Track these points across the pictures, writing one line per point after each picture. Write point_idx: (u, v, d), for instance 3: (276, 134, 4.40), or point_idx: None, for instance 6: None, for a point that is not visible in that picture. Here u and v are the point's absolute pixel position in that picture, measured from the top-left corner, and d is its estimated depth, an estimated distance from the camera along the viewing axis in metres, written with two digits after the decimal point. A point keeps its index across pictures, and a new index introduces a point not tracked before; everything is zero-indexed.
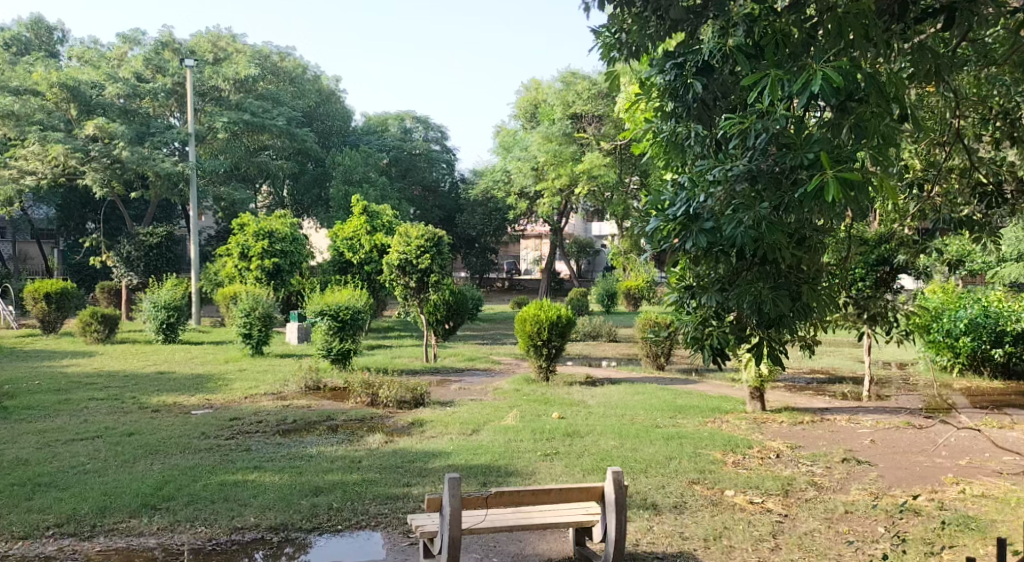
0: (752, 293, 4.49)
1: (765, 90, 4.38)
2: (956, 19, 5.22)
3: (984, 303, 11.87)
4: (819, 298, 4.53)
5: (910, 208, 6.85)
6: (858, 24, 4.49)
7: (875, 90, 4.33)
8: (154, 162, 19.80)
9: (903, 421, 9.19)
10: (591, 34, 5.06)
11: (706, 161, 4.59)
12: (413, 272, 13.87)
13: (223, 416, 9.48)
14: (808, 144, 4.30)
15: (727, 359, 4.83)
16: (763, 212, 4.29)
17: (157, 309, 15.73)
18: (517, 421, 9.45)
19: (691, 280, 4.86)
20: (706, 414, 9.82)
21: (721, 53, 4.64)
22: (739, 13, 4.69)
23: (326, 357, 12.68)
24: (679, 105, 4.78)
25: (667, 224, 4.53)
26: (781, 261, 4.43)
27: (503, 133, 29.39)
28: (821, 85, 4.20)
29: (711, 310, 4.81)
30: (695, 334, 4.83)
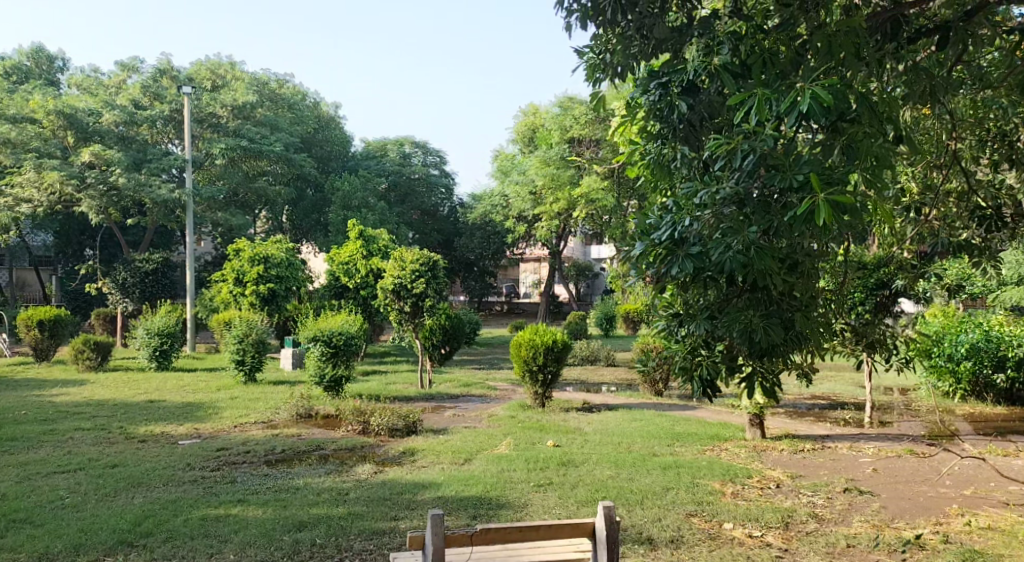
0: (741, 321, 4.34)
1: (752, 111, 4.27)
2: (951, 39, 5.13)
3: (986, 327, 11.68)
4: (813, 327, 4.37)
5: (906, 232, 6.71)
6: (847, 42, 4.39)
7: (867, 111, 4.21)
8: (151, 188, 19.52)
9: (905, 449, 9.00)
10: (575, 55, 4.99)
11: (692, 184, 4.43)
12: (407, 297, 13.70)
13: (211, 447, 9.29)
14: (796, 166, 4.17)
15: (717, 392, 4.66)
16: (752, 237, 4.16)
17: (150, 336, 15.54)
18: (511, 449, 9.25)
19: (680, 307, 4.71)
20: (705, 441, 9.62)
21: (707, 72, 4.52)
22: (724, 31, 4.57)
23: (319, 384, 12.47)
24: (665, 126, 4.64)
25: (653, 248, 4.42)
26: (771, 287, 4.28)
27: (502, 157, 29.29)
28: (810, 105, 4.08)
29: (700, 340, 4.65)
30: (683, 364, 4.69)
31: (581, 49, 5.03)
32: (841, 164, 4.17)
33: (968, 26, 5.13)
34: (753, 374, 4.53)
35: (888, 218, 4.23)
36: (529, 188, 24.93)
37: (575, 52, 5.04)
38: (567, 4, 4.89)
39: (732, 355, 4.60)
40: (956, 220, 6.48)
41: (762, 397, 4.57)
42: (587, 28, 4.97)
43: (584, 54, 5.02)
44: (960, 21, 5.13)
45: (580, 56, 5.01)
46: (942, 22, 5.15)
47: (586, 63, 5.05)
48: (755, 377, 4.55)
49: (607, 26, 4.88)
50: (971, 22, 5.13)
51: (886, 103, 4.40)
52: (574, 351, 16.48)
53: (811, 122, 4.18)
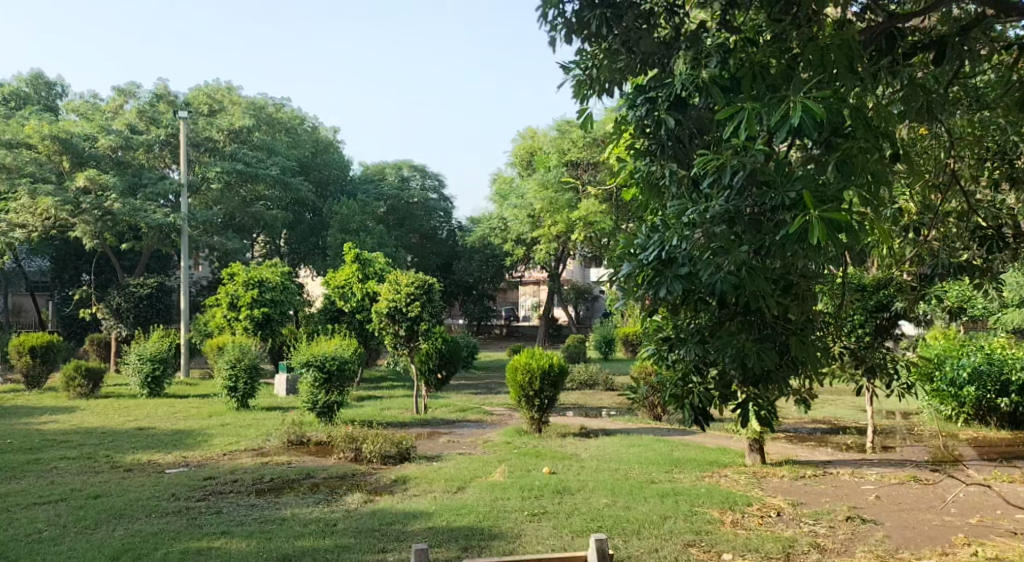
0: (734, 344, 4.19)
1: (741, 125, 4.12)
2: (947, 54, 5.00)
3: (988, 351, 11.50)
4: (809, 352, 4.20)
5: (905, 252, 6.55)
6: (839, 55, 4.25)
7: (862, 125, 4.07)
8: (146, 213, 19.36)
9: (908, 475, 8.79)
10: (561, 71, 4.86)
11: (680, 202, 4.29)
12: (403, 320, 13.53)
13: (198, 476, 9.08)
14: (789, 182, 4.03)
15: (710, 421, 4.46)
16: (743, 256, 4.02)
17: (143, 362, 15.36)
18: (506, 476, 9.04)
19: (671, 331, 4.54)
20: (703, 468, 9.42)
21: (694, 85, 4.36)
22: (712, 44, 4.44)
23: (311, 410, 12.28)
24: (653, 143, 4.53)
25: (640, 269, 4.27)
26: (765, 310, 4.13)
27: (499, 181, 29.19)
28: (803, 119, 3.94)
29: (691, 366, 4.46)
30: (674, 393, 4.48)
31: (567, 65, 4.89)
32: (835, 180, 4.02)
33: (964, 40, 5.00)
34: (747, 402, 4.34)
35: (887, 237, 4.07)
36: (527, 211, 24.84)
37: (560, 66, 4.89)
38: (550, 19, 4.77)
39: (727, 382, 4.40)
40: (956, 241, 6.30)
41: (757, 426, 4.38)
42: (572, 42, 4.84)
43: (569, 69, 4.88)
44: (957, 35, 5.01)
45: (565, 72, 4.86)
46: (937, 37, 5.03)
47: (572, 79, 4.91)
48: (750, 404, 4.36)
49: (592, 40, 4.75)
50: (968, 36, 5.00)
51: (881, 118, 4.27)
52: (573, 375, 16.29)
53: (803, 137, 4.02)
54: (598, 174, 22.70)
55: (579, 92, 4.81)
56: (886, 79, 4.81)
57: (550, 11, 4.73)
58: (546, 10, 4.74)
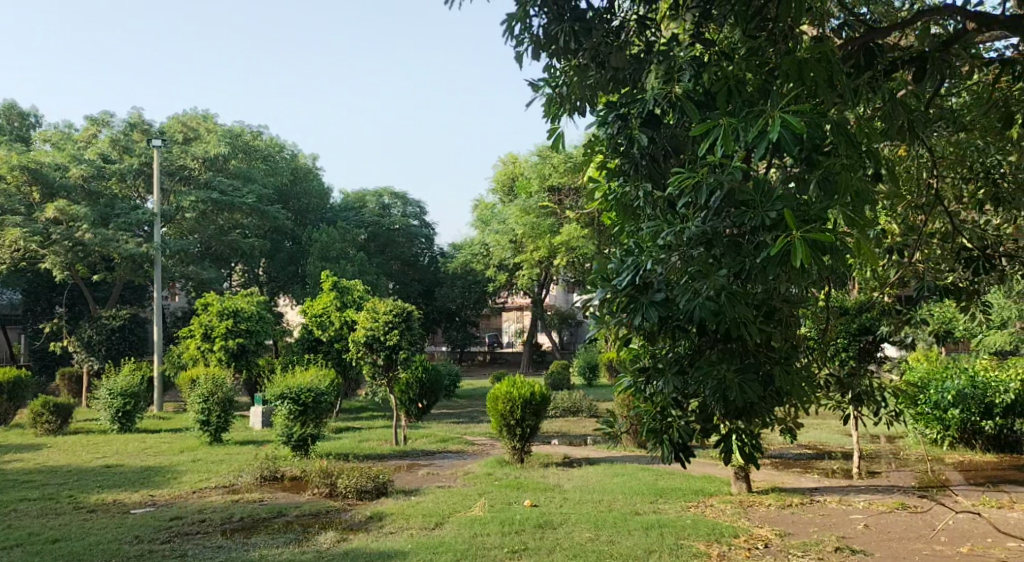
0: (715, 375, 3.96)
1: (717, 142, 3.90)
2: (927, 70, 4.69)
3: (972, 373, 11.33)
4: (794, 383, 3.99)
5: (888, 273, 6.30)
6: (820, 68, 4.02)
7: (845, 141, 3.84)
8: (118, 243, 18.94)
9: (897, 502, 8.55)
10: (530, 88, 4.63)
11: (654, 223, 4.03)
12: (380, 349, 13.18)
13: (163, 516, 8.74)
14: (769, 202, 3.78)
15: (692, 456, 4.18)
16: (721, 281, 3.79)
17: (113, 397, 14.98)
18: (485, 511, 8.71)
19: (647, 361, 4.27)
20: (688, 497, 9.14)
21: (666, 100, 4.15)
22: (684, 56, 4.22)
23: (286, 443, 11.91)
24: (626, 162, 4.31)
25: (614, 295, 4.03)
26: (747, 337, 3.91)
27: (480, 207, 28.97)
28: (783, 133, 3.74)
29: (670, 398, 4.18)
30: (652, 426, 4.20)
31: (535, 81, 4.66)
32: (818, 199, 3.77)
33: (945, 55, 4.71)
34: (731, 437, 4.08)
35: (875, 259, 3.84)
36: (509, 236, 24.62)
37: (528, 83, 4.66)
38: (516, 33, 4.53)
39: (708, 416, 4.12)
40: (941, 262, 6.07)
41: (741, 462, 4.12)
42: (541, 58, 4.61)
43: (538, 87, 4.65)
44: (938, 49, 4.70)
45: (534, 89, 4.63)
46: (916, 53, 4.72)
47: (541, 96, 4.68)
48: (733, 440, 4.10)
49: (561, 56, 4.53)
50: (949, 50, 4.71)
51: (864, 134, 4.06)
52: (555, 403, 15.98)
53: (781, 153, 3.83)
54: (579, 199, 22.47)
55: (551, 113, 4.57)
56: (867, 95, 4.42)
57: (516, 24, 4.50)
58: (511, 24, 4.52)
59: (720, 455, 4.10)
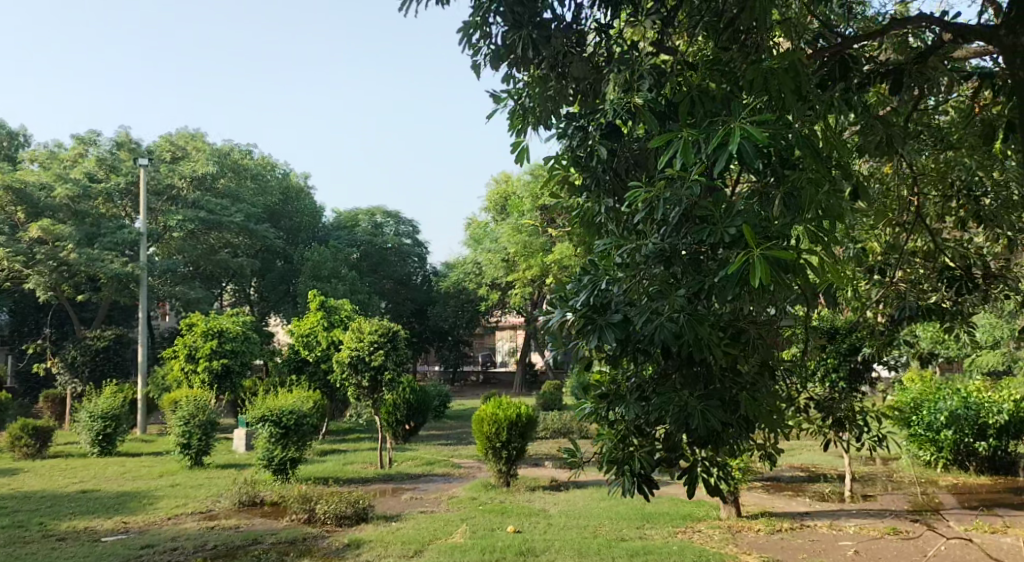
0: (676, 402, 3.79)
1: (676, 154, 3.71)
2: (904, 82, 4.49)
3: (965, 394, 11.13)
4: (762, 410, 3.82)
5: (872, 293, 6.12)
6: (786, 79, 3.79)
7: (811, 153, 3.66)
8: (103, 263, 18.67)
9: (889, 528, 8.35)
10: (491, 99, 4.50)
11: (611, 240, 3.93)
12: (365, 370, 12.93)
13: (135, 544, 8.51)
14: (730, 217, 3.64)
15: (655, 488, 3.97)
16: (680, 302, 3.63)
17: (94, 419, 14.74)
18: (466, 537, 8.47)
19: (610, 387, 4.10)
20: (675, 522, 8.91)
21: (627, 111, 4.00)
22: (645, 65, 4.08)
23: (267, 467, 11.65)
24: (589, 177, 4.18)
25: (572, 316, 3.83)
26: (711, 360, 3.73)
27: (473, 226, 28.74)
28: (743, 146, 3.53)
29: (632, 426, 4.02)
30: (613, 457, 4.02)
31: (498, 93, 4.51)
32: (782, 216, 3.63)
33: (922, 66, 4.50)
34: (695, 468, 3.88)
35: (840, 280, 3.64)
36: (501, 255, 24.40)
37: (490, 95, 4.51)
38: (474, 41, 4.43)
39: (672, 445, 3.91)
40: (924, 282, 5.86)
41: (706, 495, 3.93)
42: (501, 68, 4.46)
43: (501, 98, 4.49)
44: (914, 60, 4.49)
45: (496, 100, 4.47)
46: (894, 64, 4.54)
47: (504, 107, 4.53)
48: (698, 473, 3.90)
49: (521, 66, 4.37)
50: (926, 62, 4.51)
51: (832, 146, 3.86)
52: (546, 425, 15.71)
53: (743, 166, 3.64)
54: None
55: (516, 126, 4.40)
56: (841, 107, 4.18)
57: (475, 32, 4.39)
58: (469, 32, 4.42)
59: (684, 486, 3.91)
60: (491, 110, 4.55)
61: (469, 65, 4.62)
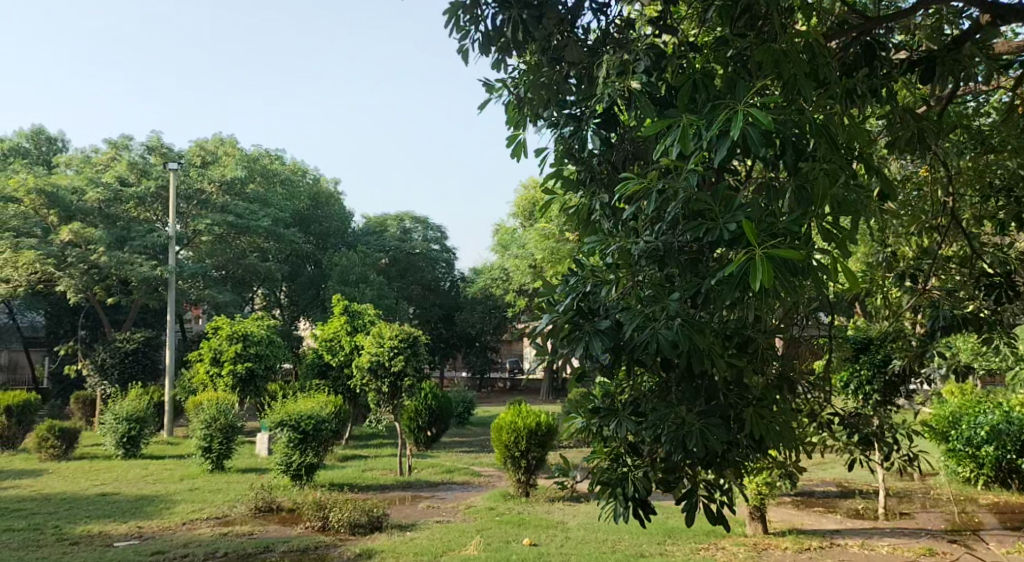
0: (675, 417, 3.53)
1: (673, 143, 3.46)
2: (936, 71, 4.15)
3: (1006, 408, 10.70)
4: (769, 426, 3.55)
5: (902, 302, 5.77)
6: (799, 62, 3.51)
7: (826, 142, 3.40)
8: (133, 266, 18.61)
9: (924, 548, 8.00)
10: (483, 87, 4.25)
11: (599, 238, 3.72)
12: (385, 376, 12.80)
13: (147, 550, 8.38)
14: (730, 211, 3.39)
15: (651, 513, 3.71)
16: (675, 306, 3.41)
17: (118, 422, 14.72)
18: (480, 550, 8.22)
19: (602, 401, 3.86)
20: (699, 538, 8.59)
21: (623, 96, 3.76)
22: (642, 47, 3.83)
23: (285, 473, 11.48)
24: (584, 171, 3.99)
25: (559, 321, 3.60)
26: (713, 370, 3.48)
27: (502, 231, 28.52)
28: (751, 132, 3.28)
29: (625, 444, 3.77)
30: (605, 478, 3.74)
31: (490, 82, 4.26)
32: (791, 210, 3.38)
33: (957, 54, 4.15)
34: None
35: (855, 283, 3.39)
36: (529, 262, 24.15)
37: (482, 85, 4.26)
38: (462, 23, 4.27)
39: (671, 466, 3.64)
40: (960, 290, 5.48)
41: (708, 523, 3.63)
42: (491, 54, 4.26)
43: (493, 88, 4.24)
44: (947, 48, 4.15)
45: (489, 90, 4.22)
46: (926, 51, 4.18)
47: (497, 97, 4.26)
48: (697, 497, 3.66)
49: (510, 50, 4.17)
50: (961, 49, 4.16)
51: (851, 134, 3.56)
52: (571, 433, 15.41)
53: (749, 154, 3.38)
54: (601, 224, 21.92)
55: (511, 119, 4.14)
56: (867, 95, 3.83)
57: (462, 14, 4.23)
58: (458, 14, 4.22)
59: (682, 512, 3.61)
60: (483, 101, 4.29)
61: (461, 53, 4.39)
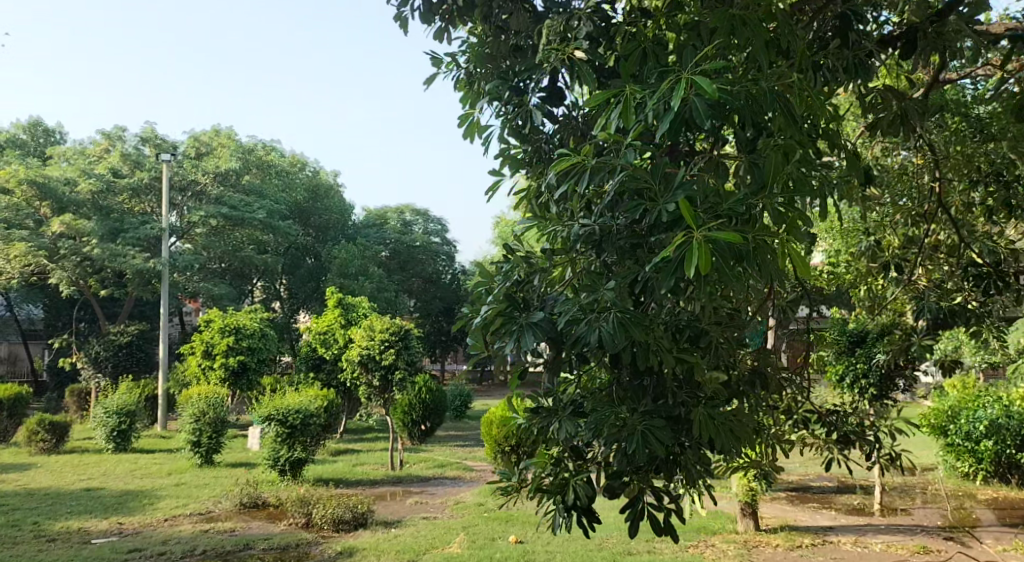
0: (615, 419, 3.35)
1: (615, 116, 3.27)
2: (918, 46, 3.91)
3: (1005, 402, 10.50)
4: (720, 426, 3.36)
5: (886, 292, 5.58)
6: (756, 29, 3.31)
7: (783, 114, 3.21)
8: (126, 258, 18.34)
9: (918, 546, 7.80)
10: (429, 60, 4.04)
11: (540, 221, 3.52)
12: (376, 369, 12.57)
13: (125, 547, 8.21)
14: (670, 190, 3.20)
15: (595, 522, 3.51)
16: (611, 295, 3.25)
17: (109, 415, 14.55)
18: (464, 548, 8.02)
19: (545, 400, 3.67)
20: (689, 535, 8.40)
21: (566, 65, 3.57)
22: (588, 12, 3.62)
23: (273, 468, 11.28)
24: (531, 151, 3.77)
25: (497, 313, 3.42)
26: (658, 364, 3.30)
27: (501, 224, 28.29)
28: (696, 103, 3.10)
29: (568, 447, 3.58)
30: (545, 485, 3.55)
31: (438, 56, 4.04)
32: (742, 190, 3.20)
33: (942, 27, 3.91)
34: (640, 501, 3.39)
35: (808, 270, 3.27)
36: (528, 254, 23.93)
37: (430, 58, 4.04)
38: None
39: (616, 471, 3.43)
40: (948, 281, 5.26)
41: (655, 532, 3.42)
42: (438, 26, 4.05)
43: (442, 62, 4.02)
44: (930, 19, 3.91)
45: (436, 63, 4.01)
46: (907, 25, 3.97)
47: (445, 72, 4.05)
48: (642, 505, 3.38)
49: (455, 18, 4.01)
50: (946, 23, 3.92)
51: (810, 106, 3.35)
52: None
53: (692, 128, 3.19)
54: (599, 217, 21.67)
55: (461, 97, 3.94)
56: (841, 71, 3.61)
57: None
58: None
59: (627, 522, 3.41)
60: (431, 76, 4.07)
61: (404, 24, 4.18)
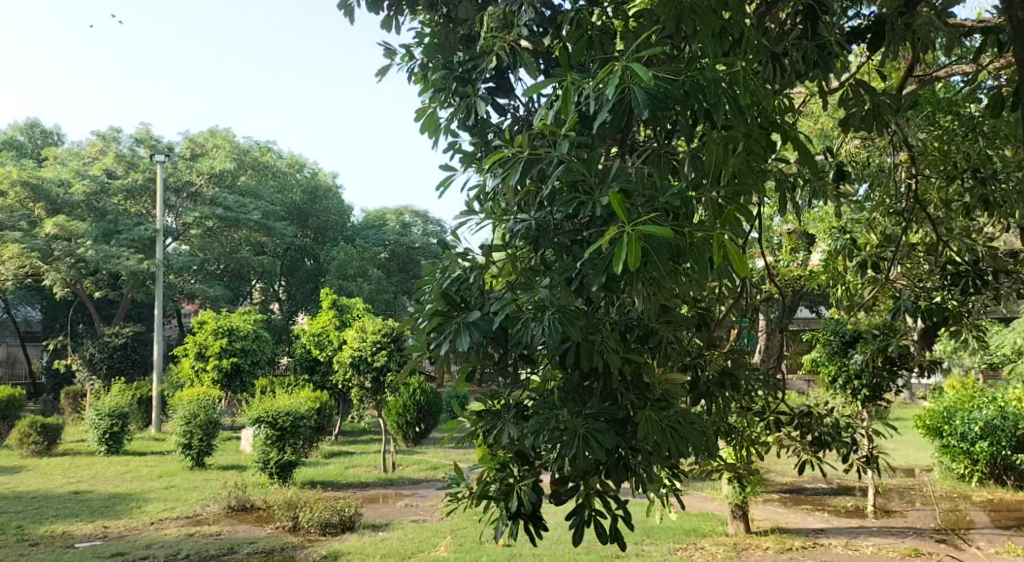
0: (557, 423, 3.26)
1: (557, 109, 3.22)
2: (887, 38, 3.81)
3: (1001, 404, 10.41)
4: (666, 428, 3.29)
5: (861, 292, 5.52)
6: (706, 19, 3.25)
7: (730, 106, 3.16)
8: (121, 260, 18.17)
9: (909, 548, 7.71)
10: (380, 51, 3.93)
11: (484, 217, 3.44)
12: (367, 371, 12.50)
13: (107, 551, 8.13)
14: (606, 183, 3.18)
15: (541, 529, 3.44)
16: (547, 294, 3.20)
17: (101, 417, 14.47)
18: (450, 551, 7.93)
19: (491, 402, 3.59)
20: (678, 537, 8.31)
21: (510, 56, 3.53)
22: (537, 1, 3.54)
23: (263, 470, 11.21)
24: (480, 144, 3.66)
25: (437, 312, 3.35)
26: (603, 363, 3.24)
27: None
28: (636, 93, 3.07)
29: (513, 451, 3.49)
30: (490, 491, 3.48)
31: (391, 47, 3.93)
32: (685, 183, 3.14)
33: (911, 20, 3.84)
34: (585, 507, 3.31)
35: (744, 268, 2.93)
36: None
37: (382, 48, 3.93)
38: None
39: (563, 476, 3.35)
40: (926, 280, 5.17)
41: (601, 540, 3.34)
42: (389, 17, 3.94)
43: (394, 54, 3.91)
44: (899, 12, 3.82)
45: (388, 54, 3.90)
46: (876, 17, 3.87)
47: (398, 64, 3.94)
48: (589, 513, 3.32)
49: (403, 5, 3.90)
50: (916, 16, 3.85)
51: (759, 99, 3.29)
52: None
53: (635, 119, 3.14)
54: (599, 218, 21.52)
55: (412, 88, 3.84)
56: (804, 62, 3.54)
57: None
58: None
59: (573, 529, 3.33)
60: (384, 67, 3.96)
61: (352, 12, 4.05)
